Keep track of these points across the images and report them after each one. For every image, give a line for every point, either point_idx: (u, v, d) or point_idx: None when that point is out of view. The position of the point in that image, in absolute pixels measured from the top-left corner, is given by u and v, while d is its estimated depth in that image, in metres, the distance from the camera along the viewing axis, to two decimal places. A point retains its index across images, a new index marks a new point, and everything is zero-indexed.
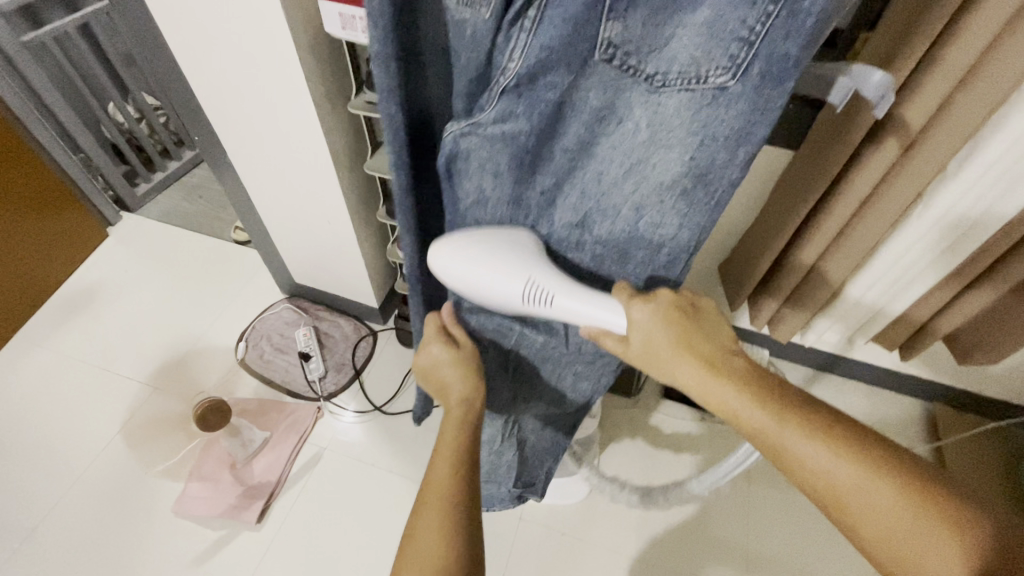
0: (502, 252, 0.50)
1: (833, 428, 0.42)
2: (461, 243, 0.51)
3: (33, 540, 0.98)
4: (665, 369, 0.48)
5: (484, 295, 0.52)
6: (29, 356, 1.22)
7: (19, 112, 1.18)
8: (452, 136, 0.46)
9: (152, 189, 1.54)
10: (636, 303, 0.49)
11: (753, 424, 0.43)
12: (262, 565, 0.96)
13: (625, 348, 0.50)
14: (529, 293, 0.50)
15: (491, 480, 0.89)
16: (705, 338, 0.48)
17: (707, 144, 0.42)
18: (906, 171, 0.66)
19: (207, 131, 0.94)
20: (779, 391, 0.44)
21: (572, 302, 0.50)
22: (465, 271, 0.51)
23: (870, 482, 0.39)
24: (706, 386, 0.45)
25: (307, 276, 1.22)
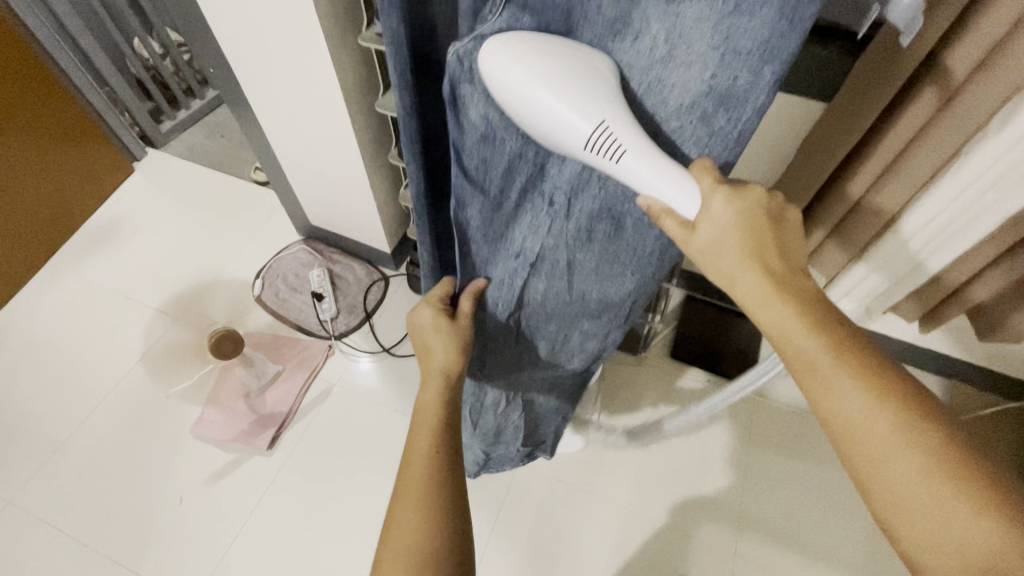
0: (581, 76, 0.39)
1: (885, 375, 0.38)
2: (528, 49, 0.39)
3: (63, 450, 1.06)
4: (724, 276, 0.43)
5: (541, 129, 0.41)
6: (59, 282, 1.28)
7: (44, 42, 1.20)
8: (456, 52, 0.42)
9: (176, 127, 1.55)
10: (721, 193, 0.41)
11: (793, 347, 0.40)
12: (273, 486, 1.02)
13: (687, 236, 0.42)
14: (599, 138, 0.40)
15: (499, 442, 0.90)
16: (780, 252, 0.42)
17: (729, 61, 0.39)
18: (941, 129, 0.62)
19: (221, 63, 0.92)
20: (843, 330, 0.40)
21: (649, 164, 0.40)
22: (520, 84, 0.39)
23: (902, 436, 0.36)
24: (767, 304, 0.41)
25: (322, 218, 1.23)
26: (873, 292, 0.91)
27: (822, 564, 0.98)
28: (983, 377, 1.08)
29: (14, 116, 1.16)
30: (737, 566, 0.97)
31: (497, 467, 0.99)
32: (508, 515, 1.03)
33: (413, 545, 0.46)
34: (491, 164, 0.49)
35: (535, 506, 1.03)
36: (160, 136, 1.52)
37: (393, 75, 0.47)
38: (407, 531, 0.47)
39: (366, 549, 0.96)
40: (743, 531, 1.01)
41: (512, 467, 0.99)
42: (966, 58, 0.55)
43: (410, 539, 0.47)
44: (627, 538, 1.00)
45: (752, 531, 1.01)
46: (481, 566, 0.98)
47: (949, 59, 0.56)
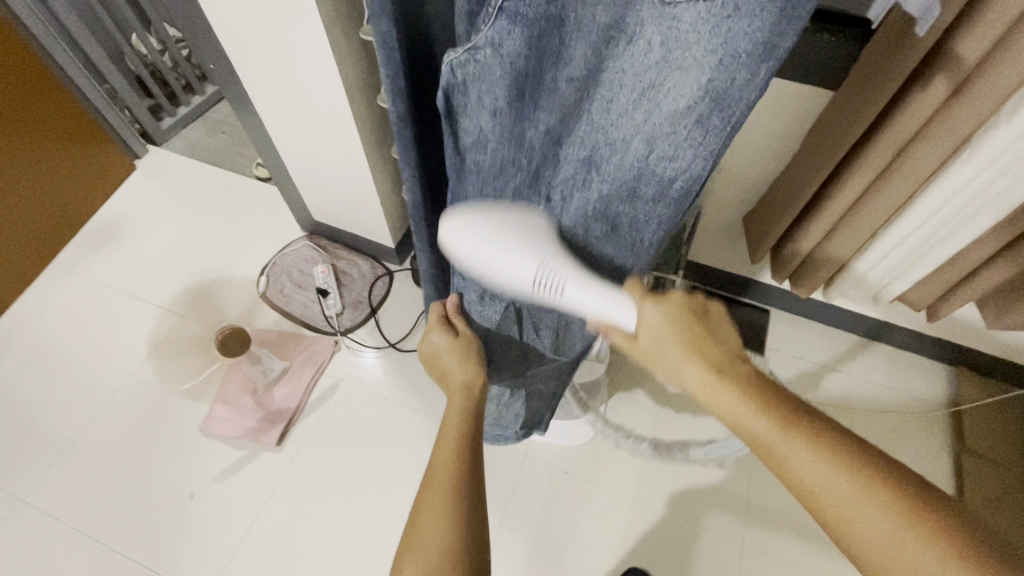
0: (519, 233, 0.47)
1: (837, 444, 0.40)
2: (476, 217, 0.47)
3: (74, 448, 1.07)
4: (670, 371, 0.48)
5: (493, 276, 0.47)
6: (64, 281, 1.28)
7: (43, 41, 1.19)
8: (450, 66, 0.41)
9: (176, 124, 1.55)
10: (648, 303, 0.49)
11: (749, 431, 0.43)
12: (282, 481, 1.03)
13: (634, 345, 0.50)
14: (542, 279, 0.47)
15: (499, 424, 0.91)
16: (713, 344, 0.48)
17: (728, 63, 0.37)
18: (951, 118, 0.61)
19: (221, 59, 0.91)
20: (782, 401, 0.43)
21: (588, 291, 0.48)
22: (473, 248, 0.47)
23: (869, 502, 0.38)
24: (712, 392, 0.45)
25: (325, 213, 1.23)
26: (881, 280, 0.90)
27: (831, 553, 0.98)
28: (989, 363, 1.08)
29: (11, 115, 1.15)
30: (746, 555, 0.98)
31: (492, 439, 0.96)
32: (516, 508, 1.03)
33: (438, 542, 0.47)
34: (486, 164, 0.50)
35: (543, 498, 1.04)
36: (160, 132, 1.51)
37: (384, 77, 0.47)
38: (432, 530, 0.48)
39: (376, 543, 0.97)
40: (751, 522, 1.01)
41: (506, 441, 0.97)
42: (979, 41, 0.54)
43: (436, 539, 0.47)
44: (635, 529, 1.00)
45: (759, 520, 1.01)
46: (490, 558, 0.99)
47: (961, 44, 0.55)
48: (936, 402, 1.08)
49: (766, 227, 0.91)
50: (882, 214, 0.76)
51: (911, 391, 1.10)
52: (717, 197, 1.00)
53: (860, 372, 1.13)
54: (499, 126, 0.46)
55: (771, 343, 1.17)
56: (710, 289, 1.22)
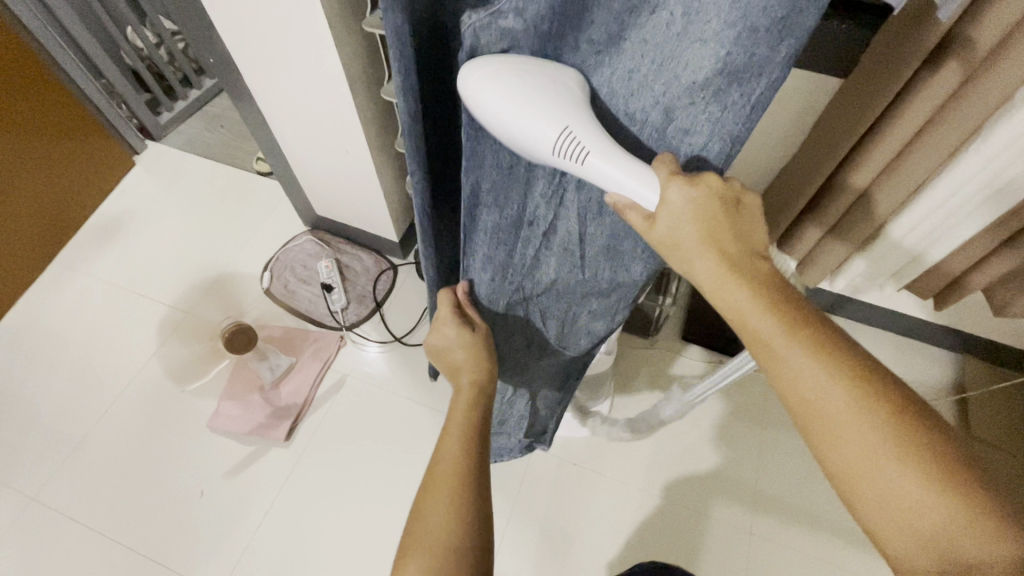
0: (540, 84, 0.39)
1: (845, 356, 0.36)
2: (496, 59, 0.39)
3: (83, 447, 1.07)
4: (684, 263, 0.42)
5: (508, 136, 0.40)
6: (67, 279, 1.28)
7: (39, 36, 1.18)
8: (472, 28, 0.38)
9: (175, 119, 1.53)
10: (677, 182, 0.40)
11: (750, 328, 0.39)
12: (291, 477, 1.03)
13: (649, 227, 0.41)
14: (562, 143, 0.39)
15: (503, 432, 0.94)
16: (739, 240, 0.41)
17: (747, 37, 0.36)
18: (963, 103, 0.61)
19: (221, 53, 0.90)
20: (793, 302, 0.39)
21: (613, 166, 0.40)
22: (489, 102, 0.39)
23: (861, 414, 0.35)
24: (722, 285, 0.40)
25: (328, 208, 1.22)
26: (888, 270, 0.90)
27: (839, 541, 0.99)
28: (994, 350, 1.08)
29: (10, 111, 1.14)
30: (754, 544, 0.98)
31: (496, 457, 1.01)
32: (525, 499, 1.04)
33: (443, 534, 0.47)
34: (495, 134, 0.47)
35: (552, 489, 1.04)
36: (158, 127, 1.50)
37: (393, 68, 0.43)
38: (438, 520, 0.48)
39: (386, 536, 0.98)
40: (759, 511, 1.01)
41: (512, 456, 1.01)
42: (992, 25, 0.53)
43: (440, 529, 0.47)
44: (643, 519, 1.01)
45: (767, 510, 1.01)
46: (500, 549, 0.99)
47: (974, 27, 0.54)
48: (943, 389, 1.09)
49: (774, 218, 0.90)
50: (891, 203, 0.76)
51: (915, 379, 1.10)
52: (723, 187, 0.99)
53: None
54: None
55: None
56: None
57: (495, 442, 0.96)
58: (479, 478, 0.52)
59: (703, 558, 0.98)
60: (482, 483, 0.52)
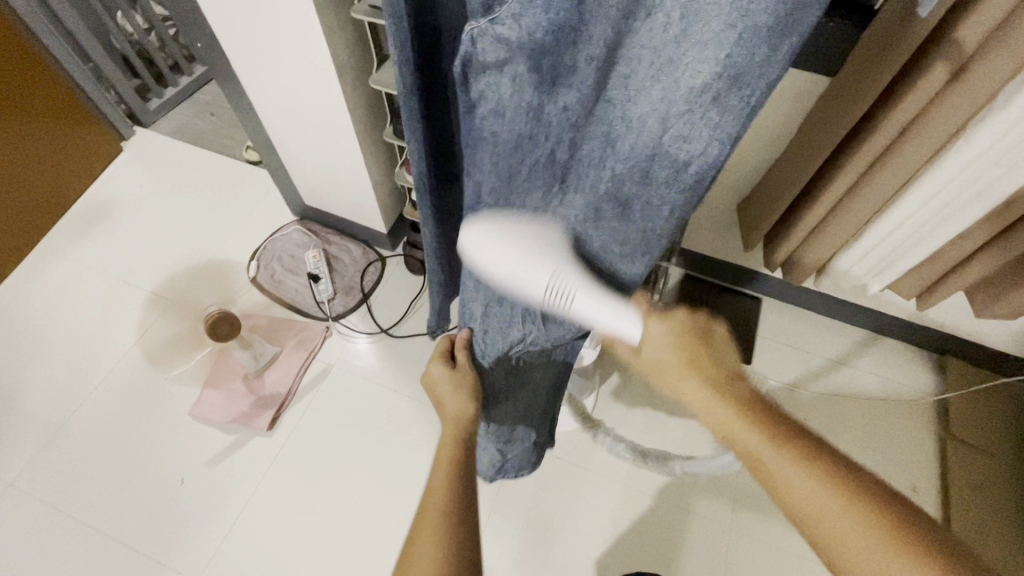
0: (530, 243, 0.47)
1: (834, 468, 0.40)
2: (491, 225, 0.47)
3: (63, 433, 1.06)
4: (675, 388, 0.50)
5: (508, 288, 0.49)
6: (50, 264, 1.26)
7: (26, 17, 1.16)
8: (470, 33, 0.37)
9: (164, 105, 1.51)
10: (654, 319, 0.51)
11: (742, 444, 0.44)
12: (274, 466, 1.03)
13: (636, 355, 0.53)
14: (554, 289, 0.48)
15: (512, 443, 0.90)
16: (714, 362, 0.49)
17: (747, 40, 0.32)
18: (947, 105, 0.61)
19: (208, 37, 0.89)
20: (777, 418, 0.44)
21: (595, 306, 0.49)
22: (492, 259, 0.47)
23: (852, 515, 0.38)
24: (711, 408, 0.46)
25: (317, 198, 1.21)
26: (872, 269, 0.91)
27: None
28: (974, 353, 1.09)
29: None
30: (733, 539, 0.99)
31: (510, 473, 0.98)
32: (507, 492, 1.04)
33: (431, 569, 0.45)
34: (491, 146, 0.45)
35: (535, 482, 1.05)
36: (147, 113, 1.47)
37: (392, 53, 0.45)
38: (422, 552, 0.47)
39: (368, 527, 0.98)
40: (740, 507, 1.02)
41: (526, 472, 0.99)
42: (979, 24, 0.53)
43: (426, 558, 0.46)
44: (623, 511, 1.02)
45: (748, 506, 1.02)
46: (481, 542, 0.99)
47: (960, 28, 0.55)
48: (924, 390, 1.10)
49: (761, 216, 0.90)
50: (872, 206, 0.76)
51: (895, 380, 1.11)
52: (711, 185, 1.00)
53: (852, 360, 1.13)
54: (517, 93, 0.41)
55: (765, 333, 1.17)
56: (704, 278, 1.21)
57: (507, 457, 0.93)
58: (464, 503, 0.51)
59: (683, 552, 0.99)
60: (469, 508, 0.51)
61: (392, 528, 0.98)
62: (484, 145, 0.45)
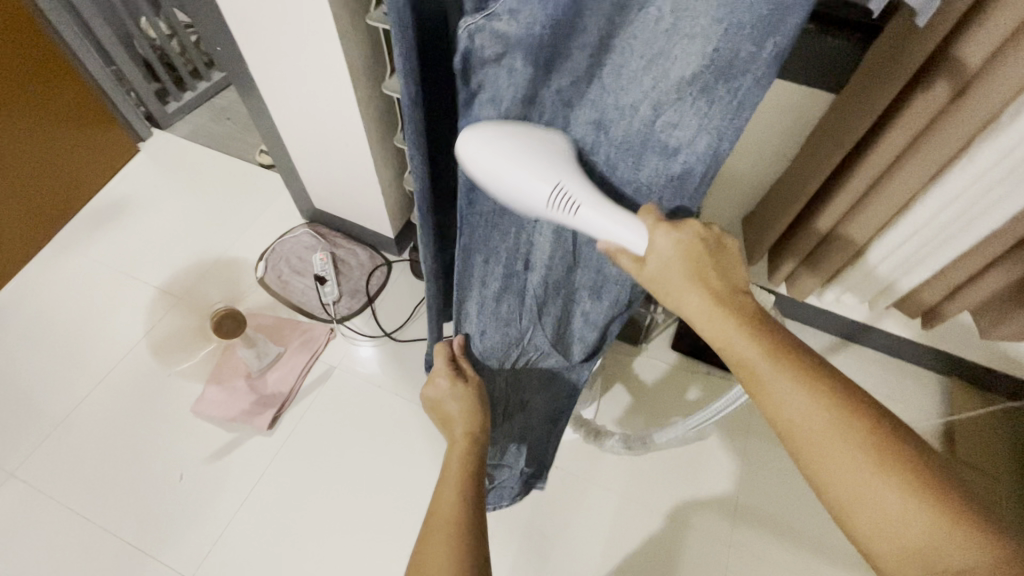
0: (535, 148, 0.45)
1: (825, 382, 0.41)
2: (490, 129, 0.45)
3: (66, 425, 1.07)
4: (674, 299, 0.47)
5: (509, 195, 0.46)
6: (62, 259, 1.28)
7: (53, 20, 1.19)
8: (468, 29, 0.40)
9: (182, 109, 1.55)
10: (662, 230, 0.46)
11: (737, 355, 0.44)
12: (273, 465, 1.03)
13: (640, 269, 0.47)
14: (557, 196, 0.45)
15: (502, 464, 0.89)
16: (721, 275, 0.47)
17: (732, 34, 0.37)
18: (951, 122, 0.61)
19: (228, 41, 0.91)
20: (775, 333, 0.44)
21: (603, 214, 0.46)
22: (495, 164, 0.44)
23: (833, 422, 0.40)
24: (711, 320, 0.45)
25: (326, 202, 1.23)
26: (876, 286, 0.91)
27: (816, 557, 0.98)
28: (981, 375, 1.08)
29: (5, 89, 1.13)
30: (731, 554, 0.98)
31: (492, 503, 0.95)
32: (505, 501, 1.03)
33: None
34: None
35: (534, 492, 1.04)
36: (166, 117, 1.51)
37: (397, 64, 0.45)
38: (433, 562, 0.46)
39: (364, 529, 0.97)
40: (740, 523, 1.00)
41: (510, 501, 0.96)
42: (980, 46, 0.54)
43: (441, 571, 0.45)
44: (621, 524, 1.00)
45: (748, 523, 1.00)
46: None
47: (962, 48, 0.55)
48: (930, 412, 1.08)
49: (764, 230, 0.91)
50: (875, 222, 0.76)
51: (901, 401, 1.10)
52: (718, 198, 1.00)
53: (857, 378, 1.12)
54: (514, 86, 0.44)
55: None
56: None
57: (494, 480, 0.91)
58: (475, 521, 0.51)
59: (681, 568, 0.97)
60: (482, 522, 0.51)
61: (388, 531, 0.97)
62: None
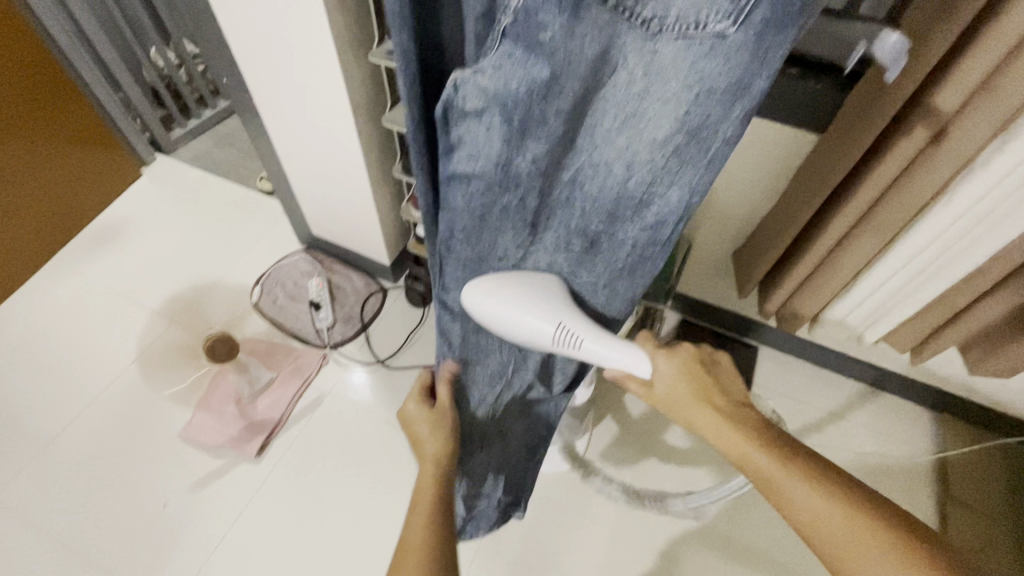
0: (534, 296, 0.56)
1: (837, 484, 0.46)
2: (496, 286, 0.56)
3: (51, 448, 1.05)
4: (684, 417, 0.55)
5: (517, 334, 0.57)
6: (59, 281, 1.29)
7: (62, 45, 1.23)
8: (454, 83, 0.42)
9: (186, 135, 1.57)
10: (660, 356, 0.56)
11: (753, 466, 0.49)
12: (259, 494, 1.01)
13: (648, 393, 0.57)
14: (563, 332, 0.55)
15: (481, 494, 0.88)
16: (718, 392, 0.55)
17: (703, 99, 0.41)
18: (928, 166, 0.64)
19: (234, 74, 0.94)
20: (781, 441, 0.50)
21: (602, 345, 0.55)
22: (502, 309, 0.55)
23: (852, 521, 0.44)
24: (724, 434, 0.51)
25: (324, 228, 1.24)
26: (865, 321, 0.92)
27: None
28: (972, 412, 1.08)
29: (12, 110, 1.15)
30: None
31: (469, 532, 0.92)
32: (494, 535, 1.01)
33: None
34: (468, 185, 0.49)
35: (524, 525, 1.02)
36: (170, 142, 1.54)
37: (400, 83, 0.49)
38: None
39: (350, 562, 0.95)
40: (732, 560, 0.99)
41: (487, 531, 0.93)
42: (953, 95, 0.57)
43: None
44: (612, 560, 0.99)
45: (741, 560, 0.99)
46: None
47: (936, 97, 0.58)
48: (923, 448, 1.08)
49: (753, 265, 0.93)
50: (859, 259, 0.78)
51: (894, 437, 1.10)
52: (708, 233, 1.02)
53: (849, 413, 1.12)
54: (491, 143, 0.46)
55: (761, 381, 1.17)
56: (702, 325, 1.23)
57: (472, 510, 0.89)
58: (445, 560, 0.49)
59: None
60: (451, 557, 0.50)
61: (374, 564, 0.95)
62: (456, 187, 0.49)
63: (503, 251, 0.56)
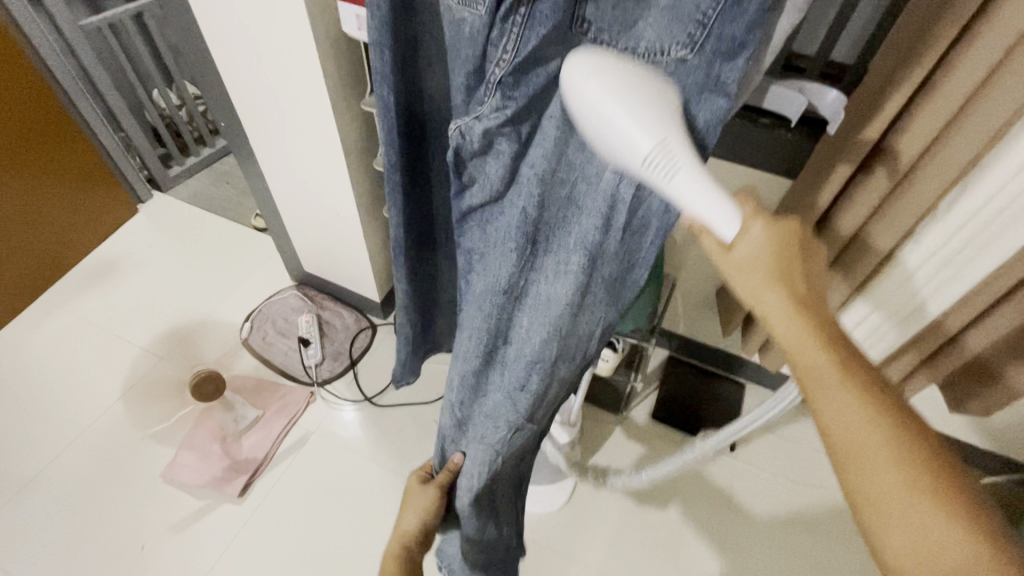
0: (648, 91, 0.38)
1: (895, 408, 0.36)
2: (601, 62, 0.39)
3: (33, 486, 1.04)
4: (746, 291, 0.41)
5: (602, 138, 0.39)
6: (51, 315, 1.30)
7: (67, 88, 1.27)
8: (459, 129, 0.46)
9: (184, 172, 1.60)
10: (759, 218, 0.40)
11: (803, 359, 0.38)
12: (241, 535, 0.99)
13: (722, 253, 0.41)
14: (654, 158, 0.38)
15: (486, 558, 0.82)
16: (805, 275, 0.40)
17: None
18: (895, 206, 0.68)
19: (232, 119, 0.98)
20: (849, 345, 0.38)
21: (698, 186, 0.39)
22: (595, 99, 0.38)
23: (896, 448, 0.35)
24: (784, 318, 0.38)
25: (316, 265, 1.26)
26: None
27: None
28: (959, 447, 1.08)
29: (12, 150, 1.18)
30: None
31: None
32: None
33: None
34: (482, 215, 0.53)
35: None
36: (167, 178, 1.56)
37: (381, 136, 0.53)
38: None
39: None
40: None
41: None
42: (912, 143, 0.61)
43: None
44: None
45: None
46: None
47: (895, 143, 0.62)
48: None
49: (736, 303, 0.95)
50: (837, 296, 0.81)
51: None
52: (690, 272, 1.04)
53: None
54: (497, 169, 0.48)
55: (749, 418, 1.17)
56: (688, 362, 1.23)
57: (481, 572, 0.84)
58: None
59: None
60: None
61: None
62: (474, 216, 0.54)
63: (508, 283, 0.54)
